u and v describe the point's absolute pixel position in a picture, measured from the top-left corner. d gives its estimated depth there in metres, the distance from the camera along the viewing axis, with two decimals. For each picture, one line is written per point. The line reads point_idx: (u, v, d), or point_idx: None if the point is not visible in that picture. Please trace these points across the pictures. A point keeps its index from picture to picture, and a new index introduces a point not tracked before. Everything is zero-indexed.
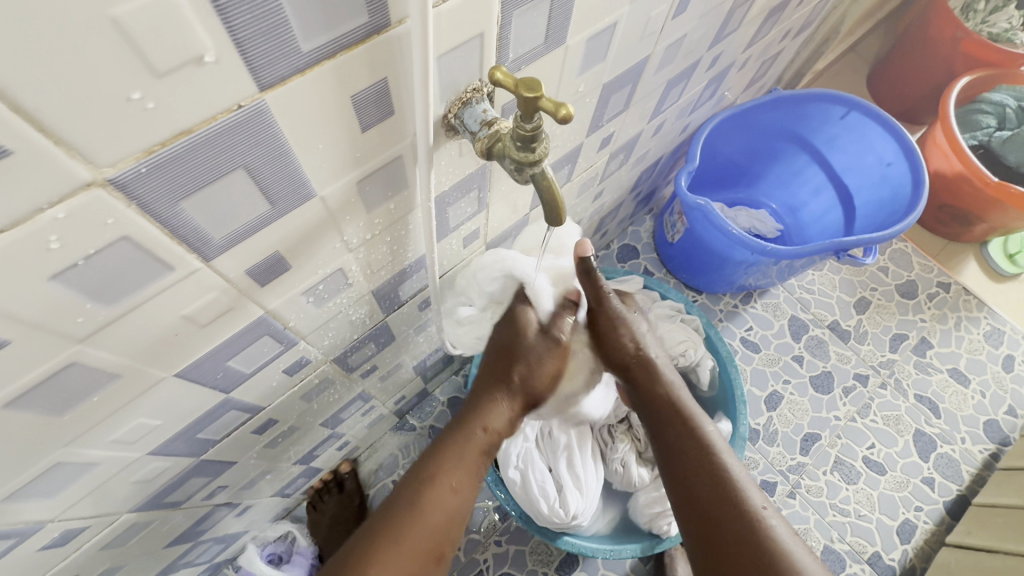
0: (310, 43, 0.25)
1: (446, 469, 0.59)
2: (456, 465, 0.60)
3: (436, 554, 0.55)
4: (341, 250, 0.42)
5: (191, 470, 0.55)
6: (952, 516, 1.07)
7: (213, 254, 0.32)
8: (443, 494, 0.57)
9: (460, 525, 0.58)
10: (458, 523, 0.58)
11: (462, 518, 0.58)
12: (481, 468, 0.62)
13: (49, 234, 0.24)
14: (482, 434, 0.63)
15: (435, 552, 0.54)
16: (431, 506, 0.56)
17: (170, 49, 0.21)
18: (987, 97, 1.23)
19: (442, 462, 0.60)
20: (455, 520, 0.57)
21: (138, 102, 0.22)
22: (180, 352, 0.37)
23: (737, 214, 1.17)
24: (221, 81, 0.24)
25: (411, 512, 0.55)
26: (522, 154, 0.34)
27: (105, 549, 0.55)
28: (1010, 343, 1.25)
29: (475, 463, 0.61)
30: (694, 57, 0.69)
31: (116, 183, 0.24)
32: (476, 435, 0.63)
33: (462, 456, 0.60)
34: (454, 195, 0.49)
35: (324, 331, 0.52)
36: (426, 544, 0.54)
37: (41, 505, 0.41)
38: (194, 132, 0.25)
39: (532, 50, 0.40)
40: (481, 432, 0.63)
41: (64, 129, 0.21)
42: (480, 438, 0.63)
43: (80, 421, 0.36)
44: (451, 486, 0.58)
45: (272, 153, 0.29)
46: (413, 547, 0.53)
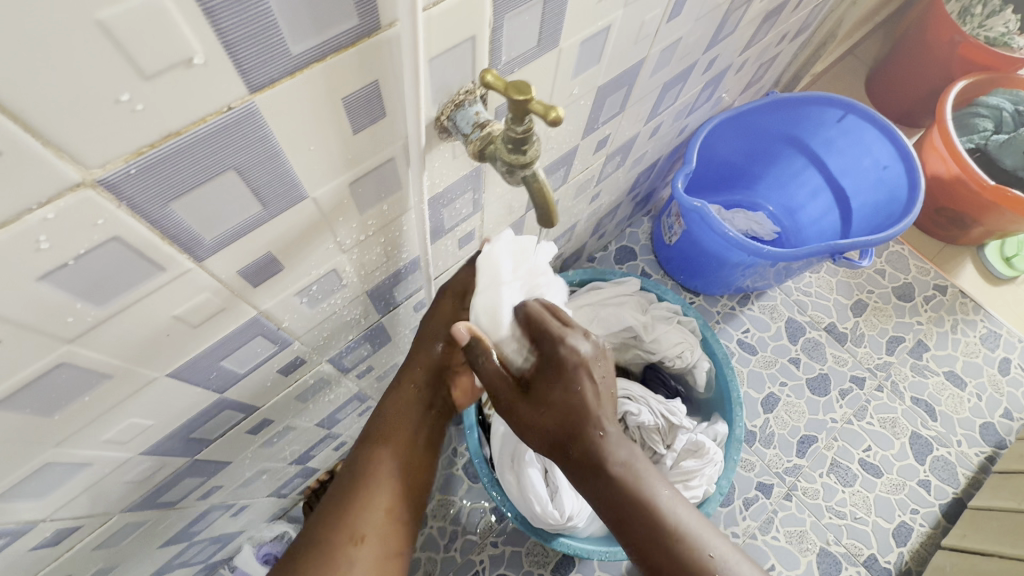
0: (300, 46, 0.26)
1: (380, 431, 0.58)
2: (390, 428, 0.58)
3: (386, 510, 0.54)
4: (334, 251, 0.42)
5: (185, 470, 0.55)
6: (947, 519, 1.07)
7: (204, 254, 0.32)
8: (377, 455, 0.56)
9: (407, 475, 0.57)
10: (405, 470, 0.57)
11: (409, 470, 0.57)
12: (414, 420, 0.60)
13: (38, 234, 0.24)
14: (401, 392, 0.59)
15: (384, 508, 0.54)
16: (367, 472, 0.55)
17: (158, 51, 0.21)
18: (984, 100, 1.23)
19: (374, 431, 0.58)
20: (403, 472, 0.57)
21: (127, 104, 0.22)
22: (172, 352, 0.37)
23: (734, 216, 1.18)
24: (211, 83, 0.24)
25: (348, 484, 0.55)
26: (513, 156, 0.34)
27: (99, 549, 0.55)
28: (1006, 346, 1.25)
29: (409, 421, 0.59)
30: (690, 59, 0.70)
31: (105, 183, 0.24)
32: (389, 394, 0.59)
33: (387, 418, 0.58)
34: (447, 197, 0.49)
35: (318, 332, 0.52)
36: (377, 505, 0.54)
37: (33, 504, 0.41)
38: (183, 133, 0.25)
39: (525, 53, 0.40)
40: (405, 388, 0.60)
41: (52, 130, 0.21)
42: (396, 399, 0.59)
43: (71, 421, 0.36)
44: (384, 444, 0.57)
45: (262, 154, 0.29)
46: (356, 512, 0.53)
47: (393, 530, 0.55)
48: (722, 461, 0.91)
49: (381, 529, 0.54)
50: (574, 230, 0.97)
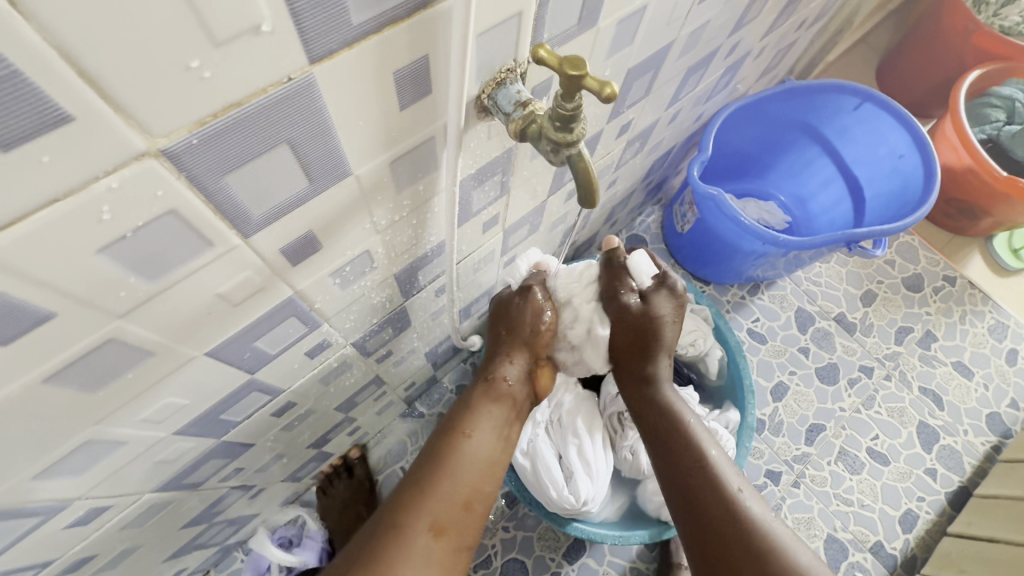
0: (361, 17, 0.25)
1: (465, 420, 0.58)
2: (477, 416, 0.58)
3: (465, 503, 0.52)
4: (369, 231, 0.42)
5: (211, 451, 0.55)
6: (953, 507, 1.08)
7: (251, 231, 0.32)
8: (463, 444, 0.56)
9: (489, 474, 0.56)
10: (489, 467, 0.56)
11: (492, 469, 0.56)
12: (499, 415, 0.60)
13: (102, 205, 0.23)
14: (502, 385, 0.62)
15: (463, 502, 0.52)
16: (455, 454, 0.55)
17: (229, 17, 0.21)
18: (997, 90, 1.22)
19: (457, 419, 0.58)
20: (485, 468, 0.56)
21: (196, 71, 0.22)
22: (213, 330, 0.37)
23: (746, 205, 1.17)
24: (274, 52, 0.23)
25: (436, 458, 0.54)
26: (559, 134, 0.34)
27: (126, 528, 0.56)
28: (1013, 337, 1.26)
29: (490, 416, 0.59)
30: (714, 44, 0.69)
31: (168, 154, 0.24)
32: (479, 385, 0.62)
33: (473, 404, 0.59)
34: (478, 179, 0.49)
35: (346, 314, 0.52)
36: (457, 493, 0.52)
37: (68, 482, 0.41)
38: (244, 105, 0.24)
39: (565, 32, 0.40)
40: (495, 387, 0.61)
41: (123, 97, 0.21)
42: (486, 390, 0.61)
43: (112, 399, 0.36)
44: (469, 434, 0.57)
45: (315, 129, 0.29)
46: (443, 493, 0.51)
47: (469, 524, 0.52)
48: (733, 448, 0.91)
49: (459, 520, 0.51)
50: (588, 218, 0.97)
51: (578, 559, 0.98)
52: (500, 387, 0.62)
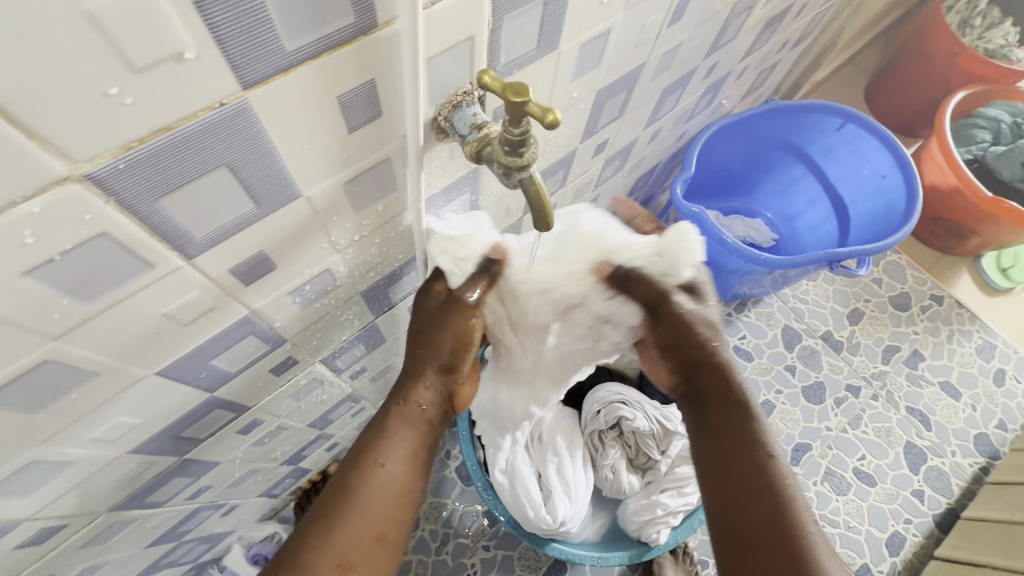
0: (295, 43, 0.25)
1: (373, 444, 0.49)
2: (392, 441, 0.49)
3: (376, 536, 0.46)
4: (328, 251, 0.42)
5: (174, 469, 0.54)
6: (941, 529, 1.07)
7: (195, 252, 0.32)
8: (370, 474, 0.47)
9: (405, 497, 0.48)
10: (402, 494, 0.48)
11: (405, 494, 0.48)
12: (415, 436, 0.51)
13: (24, 229, 0.23)
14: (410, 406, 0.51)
15: (375, 534, 0.46)
16: (362, 487, 0.46)
17: (148, 43, 0.21)
18: (982, 112, 1.23)
19: (366, 443, 0.49)
20: (396, 498, 0.48)
21: (116, 98, 0.22)
22: (162, 350, 0.37)
23: (732, 223, 1.17)
24: (201, 78, 0.23)
25: (341, 496, 0.46)
26: (510, 158, 0.34)
27: (84, 547, 0.55)
28: (1001, 357, 1.25)
29: (408, 435, 0.50)
30: (690, 65, 0.69)
31: (93, 179, 0.24)
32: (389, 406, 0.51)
33: (384, 427, 0.50)
34: (443, 199, 0.49)
35: (311, 332, 0.51)
36: (367, 529, 0.45)
37: (15, 502, 0.40)
38: (174, 129, 0.24)
39: (525, 56, 0.40)
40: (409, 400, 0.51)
41: (37, 123, 0.20)
42: (399, 413, 0.51)
43: (56, 419, 0.36)
44: (380, 461, 0.48)
45: (255, 152, 0.29)
46: (348, 532, 0.45)
47: (382, 559, 0.46)
48: None
49: (370, 558, 0.45)
50: None
51: None
52: (415, 411, 0.51)
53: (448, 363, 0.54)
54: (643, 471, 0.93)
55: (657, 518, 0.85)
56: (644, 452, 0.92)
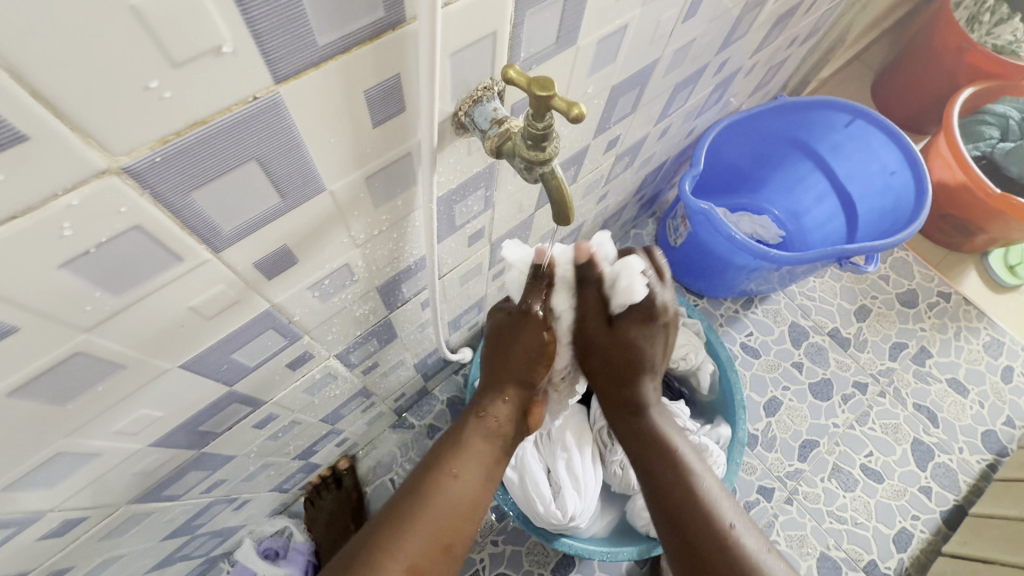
0: (326, 37, 0.26)
1: (450, 457, 0.56)
2: (468, 455, 0.56)
3: (444, 543, 0.51)
4: (348, 245, 0.42)
5: (191, 462, 0.55)
6: (948, 526, 1.07)
7: (222, 245, 0.32)
8: (445, 483, 0.54)
9: (471, 510, 0.54)
10: (469, 508, 0.54)
11: (475, 505, 0.55)
12: (488, 452, 0.58)
13: (63, 221, 0.24)
14: (484, 422, 0.59)
15: (442, 540, 0.51)
16: (439, 492, 0.53)
17: (187, 38, 0.21)
18: (991, 108, 1.23)
19: (440, 456, 0.56)
20: (466, 506, 0.54)
21: (155, 92, 0.22)
22: (186, 343, 0.37)
23: (739, 219, 1.17)
24: (236, 72, 0.24)
25: (421, 496, 0.52)
26: (532, 153, 0.34)
27: (103, 539, 0.55)
28: (1009, 354, 1.25)
29: (479, 454, 0.57)
30: (702, 61, 0.70)
31: (131, 172, 0.24)
32: (468, 422, 0.59)
33: (461, 442, 0.57)
34: (459, 194, 0.49)
35: (327, 327, 0.52)
36: (438, 531, 0.51)
37: (40, 494, 0.41)
38: (209, 123, 0.25)
39: (543, 51, 0.40)
40: (483, 421, 0.59)
41: (80, 116, 0.21)
42: (476, 429, 0.59)
43: (81, 411, 0.36)
44: (454, 473, 0.55)
45: (283, 147, 0.29)
46: (423, 532, 0.50)
47: (444, 566, 0.51)
48: (724, 465, 0.89)
49: (434, 564, 0.50)
50: (580, 231, 0.97)
51: None
52: (490, 427, 0.59)
53: (522, 387, 0.61)
54: None
55: None
56: None
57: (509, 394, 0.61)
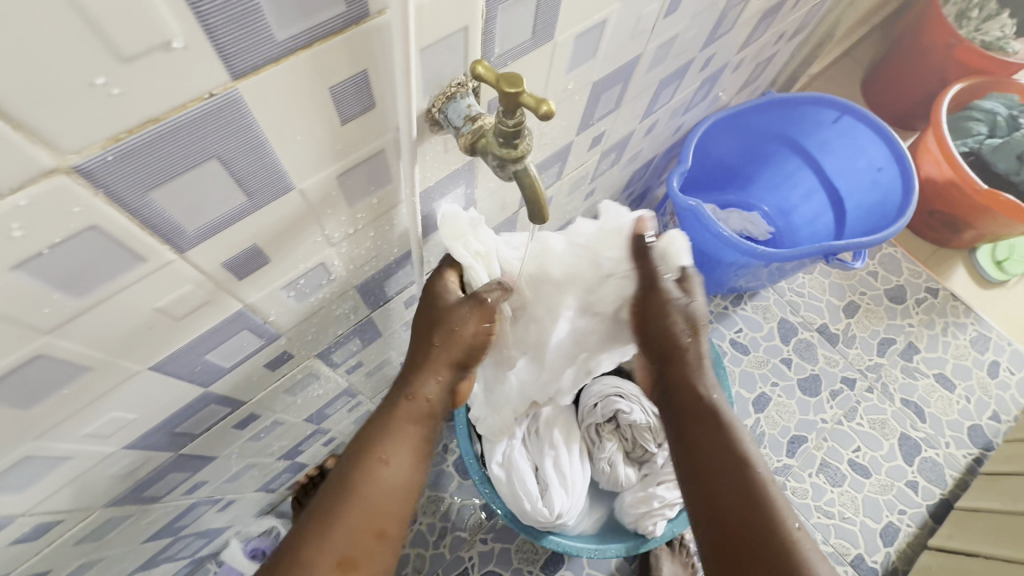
0: (285, 32, 0.25)
1: (376, 440, 0.50)
2: (398, 440, 0.50)
3: (376, 532, 0.48)
4: (323, 244, 0.42)
5: (170, 464, 0.54)
6: (934, 520, 1.08)
7: (187, 245, 0.31)
8: (375, 472, 0.49)
9: (406, 494, 0.50)
10: (399, 493, 0.49)
11: (410, 489, 0.50)
12: (424, 433, 0.52)
13: (11, 222, 0.23)
14: (414, 401, 0.51)
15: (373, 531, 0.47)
16: (364, 484, 0.48)
17: (134, 33, 0.21)
18: (979, 104, 1.23)
19: (366, 441, 0.50)
20: (398, 494, 0.49)
21: (103, 88, 0.21)
22: (155, 345, 0.37)
23: (728, 216, 1.17)
24: (190, 68, 0.23)
25: (341, 491, 0.48)
26: (504, 150, 0.34)
27: (81, 542, 0.55)
28: (995, 349, 1.26)
29: (410, 434, 0.51)
30: (687, 57, 0.69)
31: (81, 171, 0.23)
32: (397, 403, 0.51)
33: (389, 424, 0.51)
34: (438, 192, 0.48)
35: (306, 326, 0.51)
36: (364, 524, 0.47)
37: (10, 498, 0.40)
38: (163, 120, 0.24)
39: (519, 46, 0.40)
40: (416, 397, 0.52)
41: (22, 113, 0.20)
42: (408, 408, 0.51)
43: (47, 415, 0.35)
44: (383, 461, 0.49)
45: (246, 144, 0.28)
46: (351, 529, 0.47)
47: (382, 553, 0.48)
48: None
49: (370, 555, 0.47)
50: (567, 228, 0.97)
51: (556, 572, 0.97)
52: (422, 408, 0.52)
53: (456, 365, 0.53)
54: (640, 464, 0.94)
55: (654, 510, 0.86)
56: (641, 445, 0.92)
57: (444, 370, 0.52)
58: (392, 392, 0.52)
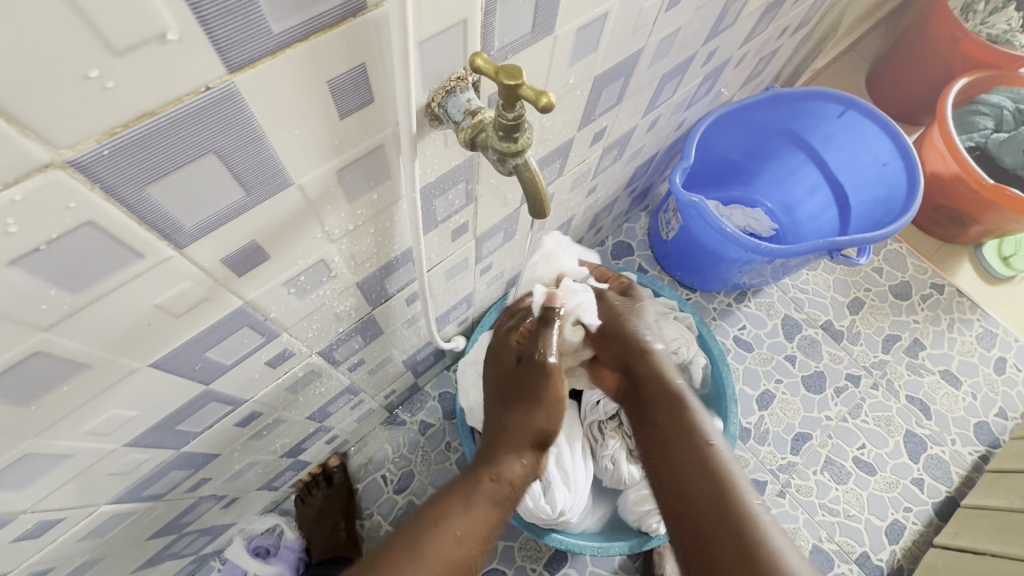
0: (281, 24, 0.25)
1: (450, 515, 0.55)
2: (471, 518, 0.56)
3: None
4: (323, 241, 0.41)
5: (172, 461, 0.54)
6: (940, 517, 1.07)
7: (185, 241, 0.31)
8: (446, 546, 0.53)
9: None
10: (459, 571, 0.53)
11: (466, 568, 0.54)
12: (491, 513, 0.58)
13: (6, 217, 0.23)
14: (493, 483, 0.59)
15: None
16: (432, 550, 0.52)
17: (127, 25, 0.20)
18: (985, 98, 1.22)
19: (440, 514, 0.55)
20: (456, 567, 0.53)
21: (97, 81, 0.21)
22: (155, 342, 0.37)
23: (732, 212, 1.16)
24: (185, 61, 0.23)
25: (412, 551, 0.51)
26: (504, 144, 0.34)
27: (85, 540, 0.55)
28: (1002, 346, 1.25)
29: (482, 517, 0.57)
30: (689, 51, 0.69)
31: (77, 166, 0.23)
32: (484, 482, 0.59)
33: (471, 499, 0.57)
34: (439, 187, 0.48)
35: (307, 324, 0.51)
36: None
37: (12, 495, 0.40)
38: (158, 114, 0.24)
39: (519, 40, 0.39)
40: (485, 486, 0.59)
41: (14, 106, 0.20)
42: (491, 488, 0.59)
43: (47, 412, 0.35)
44: (457, 537, 0.54)
45: (243, 139, 0.28)
46: None
47: None
48: None
49: None
50: (570, 225, 0.96)
51: (559, 570, 0.97)
52: (503, 490, 0.60)
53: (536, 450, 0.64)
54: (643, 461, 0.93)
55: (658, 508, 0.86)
56: None
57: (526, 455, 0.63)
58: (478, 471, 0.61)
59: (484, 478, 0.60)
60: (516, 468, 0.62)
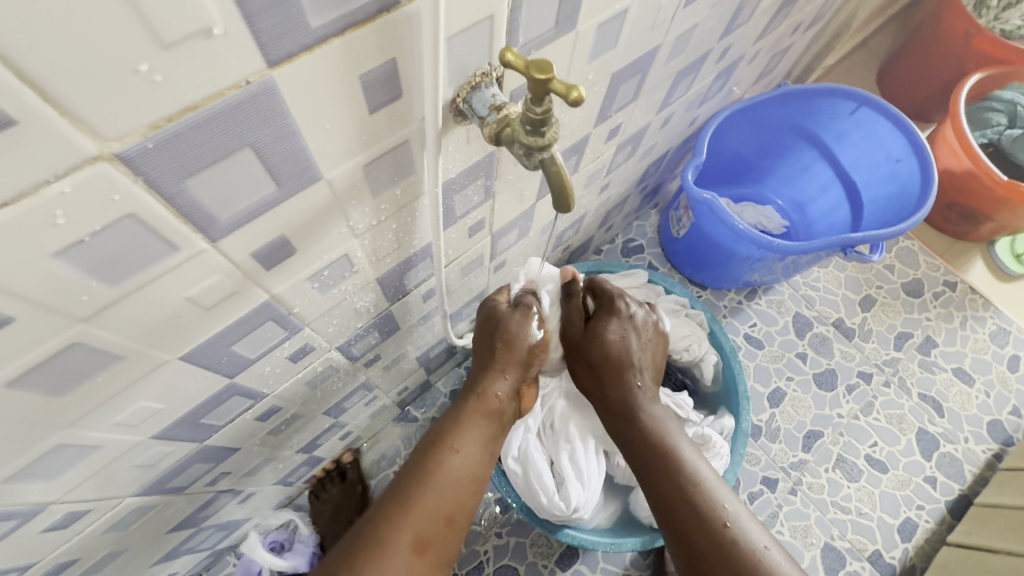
0: (319, 19, 0.25)
1: (448, 434, 0.60)
2: (465, 434, 0.60)
3: (445, 517, 0.55)
4: (347, 236, 0.42)
5: (194, 455, 0.55)
6: (953, 515, 1.06)
7: (219, 235, 0.32)
8: (448, 459, 0.58)
9: (471, 486, 0.59)
10: (468, 484, 0.58)
11: (474, 477, 0.59)
12: (486, 430, 0.62)
13: (54, 209, 0.23)
14: (479, 397, 0.63)
15: (443, 514, 0.55)
16: (438, 468, 0.57)
17: (177, 19, 0.21)
18: (999, 94, 1.20)
19: (445, 431, 0.60)
20: (470, 480, 0.59)
21: (145, 74, 0.22)
22: (185, 335, 0.37)
23: (742, 210, 1.16)
24: (228, 55, 0.23)
25: (421, 475, 0.56)
26: (530, 138, 0.34)
27: (108, 532, 0.55)
28: (1015, 343, 1.24)
29: (477, 425, 0.62)
30: (704, 48, 0.69)
31: (122, 158, 0.24)
32: (469, 401, 0.63)
33: (463, 419, 0.61)
34: (460, 183, 0.48)
35: (328, 319, 0.51)
36: (440, 508, 0.55)
37: (42, 486, 0.41)
38: (200, 108, 0.24)
39: (542, 36, 0.39)
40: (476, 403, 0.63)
41: (68, 100, 0.20)
42: (477, 404, 0.63)
43: (80, 402, 0.36)
44: (455, 447, 0.59)
45: (278, 133, 0.29)
46: (420, 510, 0.54)
47: (448, 538, 0.55)
48: (728, 455, 0.89)
49: (440, 538, 0.55)
50: (582, 221, 0.96)
51: (571, 566, 0.97)
52: (491, 404, 0.63)
53: (522, 366, 0.67)
54: None
55: None
56: None
57: (509, 373, 0.66)
58: (463, 392, 0.64)
59: (469, 396, 0.63)
60: (503, 386, 0.65)
